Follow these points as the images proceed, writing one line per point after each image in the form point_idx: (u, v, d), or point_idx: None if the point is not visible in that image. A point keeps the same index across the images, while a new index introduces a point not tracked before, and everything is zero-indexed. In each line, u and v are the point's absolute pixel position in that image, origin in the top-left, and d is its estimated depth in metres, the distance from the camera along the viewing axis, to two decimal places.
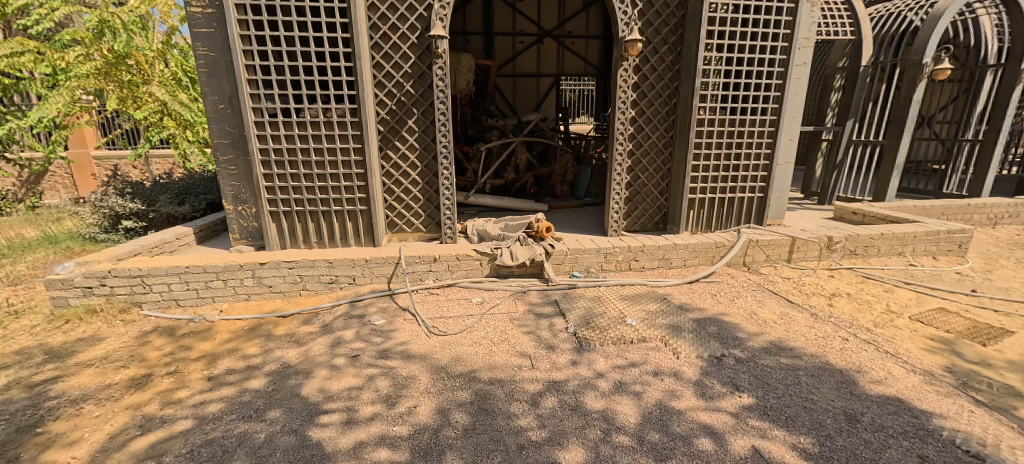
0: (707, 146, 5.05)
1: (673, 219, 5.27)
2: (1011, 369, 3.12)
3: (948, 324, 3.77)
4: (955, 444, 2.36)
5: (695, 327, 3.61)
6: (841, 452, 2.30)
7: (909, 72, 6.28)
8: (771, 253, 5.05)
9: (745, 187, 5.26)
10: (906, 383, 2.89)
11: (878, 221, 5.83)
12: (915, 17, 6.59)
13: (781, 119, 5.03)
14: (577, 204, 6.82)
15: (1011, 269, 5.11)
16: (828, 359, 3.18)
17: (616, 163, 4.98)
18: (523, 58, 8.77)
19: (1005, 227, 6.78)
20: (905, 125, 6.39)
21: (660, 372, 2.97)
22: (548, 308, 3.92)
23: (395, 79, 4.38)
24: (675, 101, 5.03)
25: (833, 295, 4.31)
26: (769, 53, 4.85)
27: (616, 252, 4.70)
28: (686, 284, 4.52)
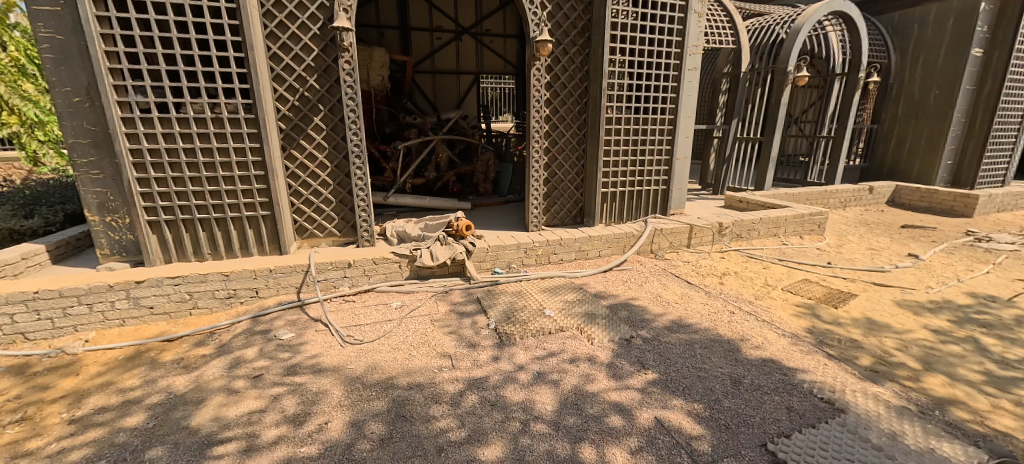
0: (616, 143, 5.39)
1: (588, 213, 5.55)
2: (854, 325, 3.77)
3: (812, 293, 4.43)
4: (813, 393, 2.79)
5: (608, 312, 3.84)
6: (727, 413, 2.61)
7: (779, 78, 7.23)
8: (673, 240, 5.53)
9: (651, 181, 5.72)
10: (778, 346, 3.35)
11: (758, 207, 6.67)
12: (781, 31, 7.56)
13: (678, 119, 5.54)
14: (500, 202, 6.94)
15: (856, 243, 6.15)
16: (719, 331, 3.58)
17: (533, 161, 5.11)
18: (441, 55, 8.62)
19: (851, 208, 8.14)
20: (778, 124, 7.36)
21: (576, 359, 3.13)
22: (470, 306, 3.93)
23: (295, 73, 4.06)
24: (585, 100, 5.28)
25: (724, 274, 4.85)
26: (665, 57, 5.31)
27: (536, 247, 4.84)
28: (600, 273, 4.79)
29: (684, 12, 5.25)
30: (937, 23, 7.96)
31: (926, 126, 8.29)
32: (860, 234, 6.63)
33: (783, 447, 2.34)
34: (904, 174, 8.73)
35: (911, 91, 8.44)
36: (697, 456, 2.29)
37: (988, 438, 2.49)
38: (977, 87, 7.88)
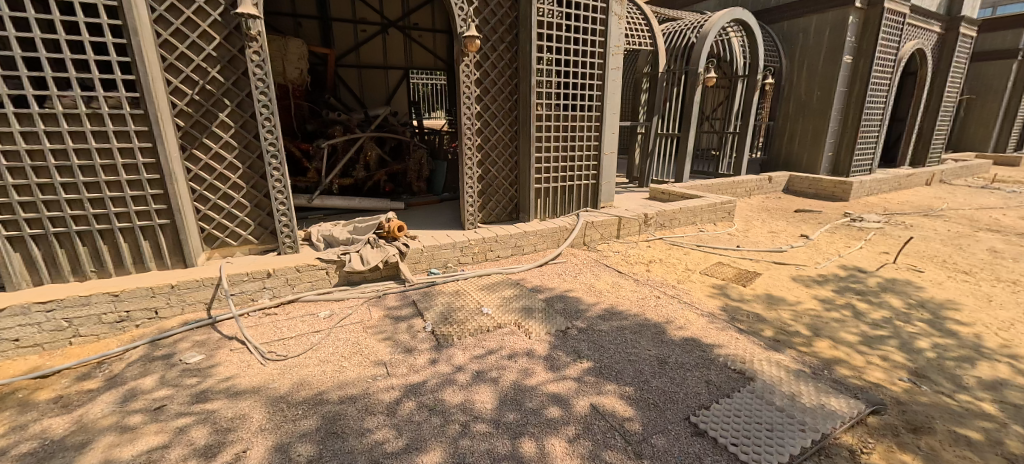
0: (547, 140, 5.50)
1: (523, 208, 5.61)
2: (761, 301, 4.20)
3: (726, 275, 4.85)
4: (729, 367, 3.06)
5: (544, 306, 3.92)
6: (656, 392, 2.77)
7: (693, 78, 7.79)
8: (604, 232, 5.78)
9: (582, 176, 5.92)
10: (698, 325, 3.63)
11: (677, 198, 7.17)
12: (692, 35, 8.15)
13: (604, 115, 5.79)
14: (436, 200, 6.81)
15: (760, 227, 6.84)
16: (647, 315, 3.80)
17: (467, 158, 5.05)
18: (366, 48, 8.22)
19: (755, 197, 9.04)
20: (692, 121, 7.96)
21: (514, 354, 3.15)
22: (406, 310, 3.80)
23: (194, 63, 3.65)
24: (516, 97, 5.31)
25: (650, 262, 5.16)
26: (589, 56, 5.51)
27: (472, 245, 4.80)
28: (537, 267, 4.87)
29: (605, 13, 5.47)
30: (817, 32, 9.04)
31: (812, 123, 9.43)
32: (763, 219, 7.39)
33: (704, 419, 2.54)
34: (796, 164, 9.86)
35: (799, 91, 9.54)
36: (629, 436, 2.41)
37: (865, 389, 2.89)
38: (849, 89, 9.11)
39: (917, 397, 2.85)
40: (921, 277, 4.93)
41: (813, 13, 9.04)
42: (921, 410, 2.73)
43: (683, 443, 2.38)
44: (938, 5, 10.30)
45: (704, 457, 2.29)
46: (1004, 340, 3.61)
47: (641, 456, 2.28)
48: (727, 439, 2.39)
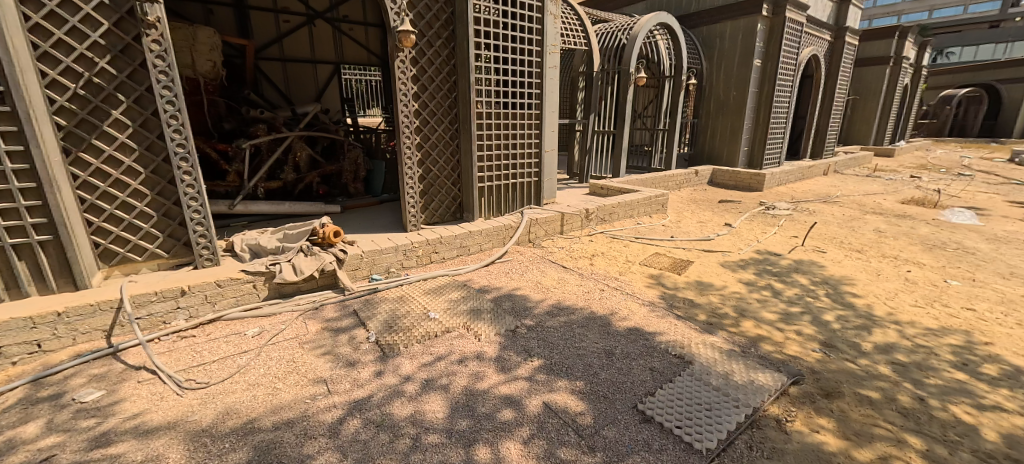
0: (488, 138, 5.44)
1: (467, 208, 5.51)
2: (695, 288, 4.46)
3: (663, 264, 5.09)
4: (671, 353, 3.20)
5: (492, 306, 3.87)
6: (606, 384, 2.83)
7: (625, 78, 8.10)
8: (548, 228, 5.83)
9: (524, 174, 5.94)
10: (641, 315, 3.77)
11: (615, 192, 7.44)
12: (623, 37, 8.46)
13: (544, 114, 5.84)
14: (375, 201, 6.50)
15: (690, 218, 7.28)
16: (592, 308, 3.88)
17: (406, 157, 4.83)
18: (290, 41, 7.64)
19: (685, 189, 9.63)
20: (625, 119, 8.28)
21: (464, 359, 3.07)
22: (346, 321, 3.57)
23: (76, 52, 3.15)
24: (455, 95, 5.18)
25: (593, 256, 5.29)
26: (527, 55, 5.53)
27: (416, 248, 4.63)
28: (483, 267, 4.81)
29: (541, 13, 5.52)
30: (731, 37, 9.77)
31: (730, 120, 10.20)
32: (692, 210, 7.87)
33: (651, 405, 2.62)
34: (718, 158, 10.63)
35: (719, 91, 10.28)
36: (581, 430, 2.43)
37: (787, 362, 3.15)
38: (759, 89, 9.97)
39: (828, 365, 3.16)
40: (825, 257, 5.50)
41: (727, 19, 9.77)
42: (832, 376, 3.02)
43: (631, 431, 2.44)
44: (829, 16, 11.57)
45: (652, 443, 2.37)
46: (890, 308, 4.13)
47: (594, 448, 2.31)
48: (672, 422, 2.49)
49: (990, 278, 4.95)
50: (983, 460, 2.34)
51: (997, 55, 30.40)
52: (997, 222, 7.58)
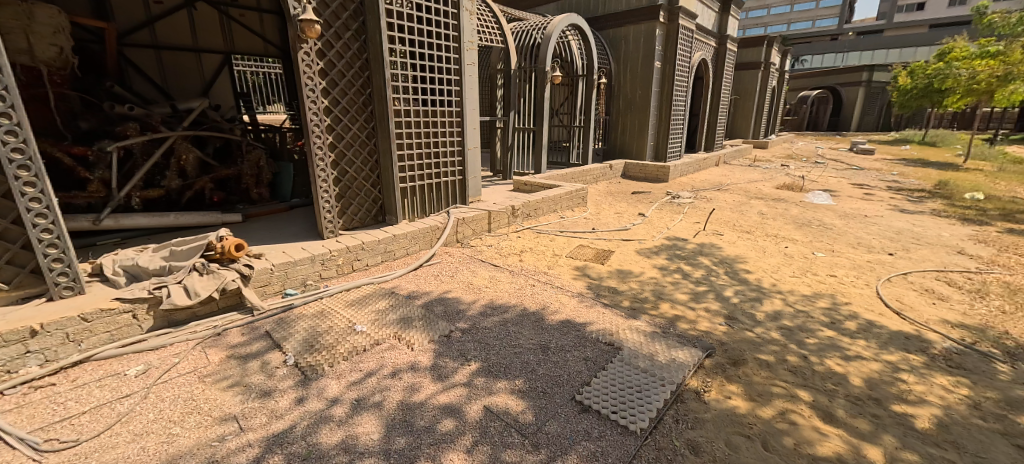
0: (408, 136, 5.20)
1: (389, 210, 5.22)
2: (618, 276, 4.67)
3: (587, 256, 5.27)
4: (603, 341, 3.30)
5: (423, 312, 3.69)
6: (545, 380, 2.82)
7: (540, 76, 8.24)
8: (475, 227, 5.74)
9: (447, 172, 5.79)
10: (572, 307, 3.85)
11: (538, 188, 7.56)
12: (537, 36, 8.62)
13: (464, 111, 5.74)
14: (284, 208, 5.91)
15: (608, 209, 7.65)
16: (525, 304, 3.88)
17: (317, 159, 4.43)
18: (165, 26, 6.62)
19: (601, 182, 10.12)
20: (544, 116, 8.43)
21: (397, 372, 2.88)
22: (256, 345, 3.18)
23: None
24: (369, 91, 4.85)
25: (522, 252, 5.31)
26: (444, 51, 5.38)
27: (335, 256, 4.28)
28: (411, 271, 4.58)
29: (456, 9, 5.41)
30: (635, 40, 10.43)
31: (637, 117, 10.90)
32: (609, 202, 8.29)
33: (588, 395, 2.66)
34: (629, 153, 11.32)
35: (626, 89, 10.94)
36: (524, 429, 2.39)
37: (700, 337, 3.41)
38: (661, 89, 10.80)
39: (733, 336, 3.47)
40: (724, 240, 6.10)
41: (630, 24, 10.42)
42: (737, 345, 3.33)
43: (571, 423, 2.46)
44: (714, 24, 12.89)
45: (592, 431, 2.40)
46: (774, 280, 4.68)
47: (538, 446, 2.29)
48: (608, 408, 2.54)
49: (846, 248, 5.85)
50: (855, 403, 2.71)
51: (838, 63, 36.33)
52: (847, 201, 8.99)
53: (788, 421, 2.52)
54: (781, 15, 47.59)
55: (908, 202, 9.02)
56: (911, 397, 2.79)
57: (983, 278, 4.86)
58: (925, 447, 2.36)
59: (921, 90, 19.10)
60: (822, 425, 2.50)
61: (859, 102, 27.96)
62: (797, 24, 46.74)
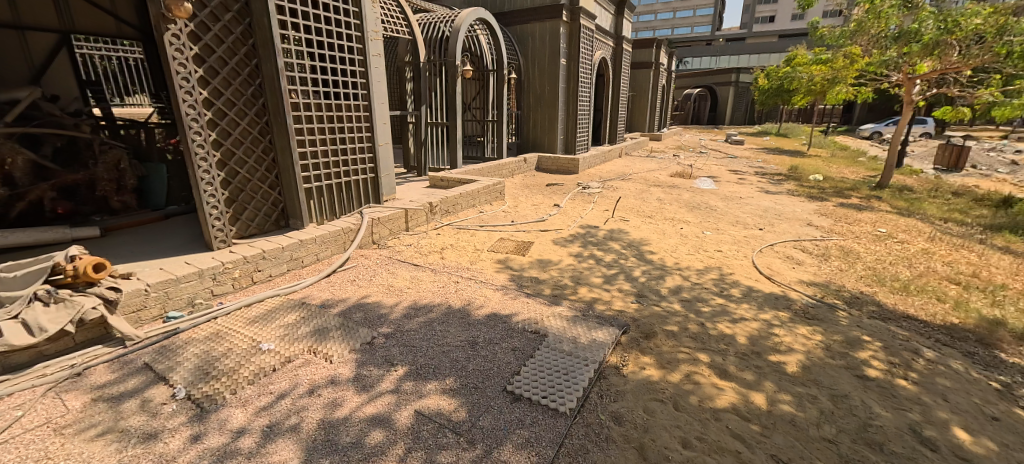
0: (309, 132, 4.80)
1: (293, 213, 4.78)
2: (538, 266, 4.80)
3: (508, 248, 5.33)
4: (528, 329, 3.37)
5: (341, 321, 3.45)
6: (475, 376, 2.80)
7: (451, 70, 8.10)
8: (392, 227, 5.50)
9: (358, 170, 5.47)
10: (496, 300, 3.87)
11: (456, 184, 7.48)
12: (445, 29, 8.48)
13: (372, 105, 5.47)
14: (159, 217, 5.13)
15: (525, 202, 7.82)
16: (450, 302, 3.82)
17: (198, 158, 3.88)
18: None
19: (517, 176, 10.30)
20: (456, 110, 8.30)
21: (314, 389, 2.66)
22: (136, 380, 2.72)
23: None
24: (259, 81, 4.37)
25: (443, 249, 5.21)
26: (346, 40, 5.08)
27: (229, 269, 3.81)
28: (322, 279, 4.25)
29: None
30: (541, 37, 10.73)
31: (547, 112, 11.26)
32: (525, 194, 8.48)
33: (518, 384, 2.69)
34: (541, 146, 11.67)
35: (535, 85, 11.23)
36: (457, 428, 2.36)
37: (616, 316, 3.64)
38: (567, 85, 11.27)
39: (644, 312, 3.76)
40: (630, 225, 6.57)
41: (535, 21, 10.70)
42: (648, 320, 3.61)
43: (503, 414, 2.47)
44: (611, 25, 13.77)
45: (525, 419, 2.43)
46: (674, 258, 5.17)
47: (473, 442, 2.26)
48: (537, 394, 2.59)
49: (729, 227, 6.64)
50: (742, 358, 3.09)
51: (713, 64, 41.04)
52: (726, 185, 10.22)
53: (692, 382, 2.79)
54: (666, 20, 52.40)
55: (771, 185, 10.51)
56: (783, 347, 3.25)
57: (827, 244, 5.84)
58: (796, 388, 2.77)
59: (776, 90, 22.34)
60: (718, 381, 2.81)
61: (731, 99, 31.89)
62: (680, 29, 51.86)
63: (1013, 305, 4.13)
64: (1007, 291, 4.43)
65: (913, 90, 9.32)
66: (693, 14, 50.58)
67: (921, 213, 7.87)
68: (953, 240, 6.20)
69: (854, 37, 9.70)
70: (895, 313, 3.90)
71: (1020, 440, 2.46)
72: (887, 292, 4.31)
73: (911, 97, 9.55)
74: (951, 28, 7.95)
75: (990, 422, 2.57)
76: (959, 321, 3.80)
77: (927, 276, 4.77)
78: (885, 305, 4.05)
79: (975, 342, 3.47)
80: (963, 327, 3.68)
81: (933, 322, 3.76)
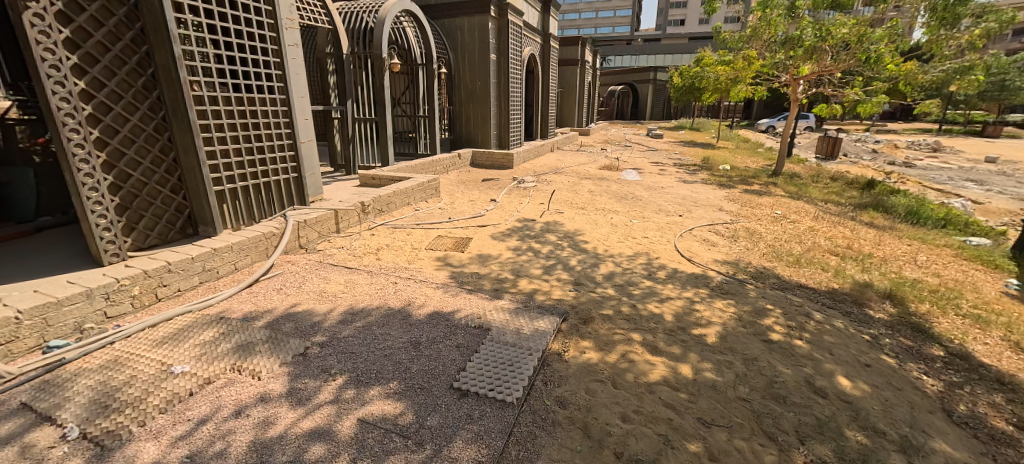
0: (217, 128, 4.36)
1: (203, 219, 4.33)
2: (478, 261, 4.84)
3: (447, 245, 5.31)
4: (470, 325, 3.39)
5: (268, 333, 3.20)
6: (420, 376, 2.75)
7: (377, 63, 7.80)
8: (320, 229, 5.21)
9: (277, 170, 5.11)
10: (437, 298, 3.85)
11: (389, 182, 7.26)
12: (369, 20, 8.18)
13: (290, 99, 5.14)
14: (30, 230, 4.42)
15: (461, 198, 7.79)
16: (389, 304, 3.73)
17: (77, 159, 3.31)
18: None
19: (452, 172, 10.20)
20: (385, 105, 8.01)
21: (240, 409, 2.43)
22: (10, 424, 2.29)
23: None
24: (153, 71, 3.88)
25: (378, 250, 5.05)
26: (256, 28, 4.73)
27: (126, 286, 3.36)
28: (243, 289, 3.91)
29: None
30: (469, 32, 10.68)
31: (479, 108, 11.26)
32: (461, 190, 8.44)
33: (464, 380, 2.68)
34: (474, 142, 11.65)
35: (466, 79, 11.17)
36: (404, 430, 2.29)
37: (555, 305, 3.78)
38: (497, 80, 11.34)
39: (580, 299, 3.95)
40: (565, 217, 6.82)
41: (464, 15, 10.62)
42: (585, 306, 3.80)
43: (452, 411, 2.45)
44: (538, 22, 14.05)
45: (474, 413, 2.43)
46: (606, 246, 5.47)
47: (422, 443, 2.21)
48: (484, 388, 2.60)
49: (653, 215, 7.14)
50: (670, 334, 3.38)
51: (632, 63, 43.52)
52: (649, 176, 10.94)
53: (628, 361, 3.00)
54: (589, 19, 54.53)
55: (687, 174, 11.44)
56: (703, 321, 3.59)
57: (735, 227, 6.50)
58: (715, 356, 3.09)
59: (688, 87, 24.22)
60: (650, 358, 3.06)
61: (650, 96, 34.06)
62: (602, 28, 54.28)
63: (878, 270, 4.92)
64: (873, 259, 5.25)
65: (798, 90, 10.58)
66: (614, 15, 53.18)
67: (808, 196, 9.04)
68: (832, 219, 7.19)
69: (750, 42, 10.85)
70: (791, 283, 4.47)
71: (886, 381, 2.96)
72: (784, 266, 4.92)
73: (796, 96, 10.80)
74: (825, 36, 9.25)
75: (864, 369, 3.07)
76: (839, 286, 4.45)
77: (814, 250, 5.52)
78: (783, 277, 4.62)
79: (850, 303, 4.10)
80: (842, 292, 4.32)
81: (820, 289, 4.37)
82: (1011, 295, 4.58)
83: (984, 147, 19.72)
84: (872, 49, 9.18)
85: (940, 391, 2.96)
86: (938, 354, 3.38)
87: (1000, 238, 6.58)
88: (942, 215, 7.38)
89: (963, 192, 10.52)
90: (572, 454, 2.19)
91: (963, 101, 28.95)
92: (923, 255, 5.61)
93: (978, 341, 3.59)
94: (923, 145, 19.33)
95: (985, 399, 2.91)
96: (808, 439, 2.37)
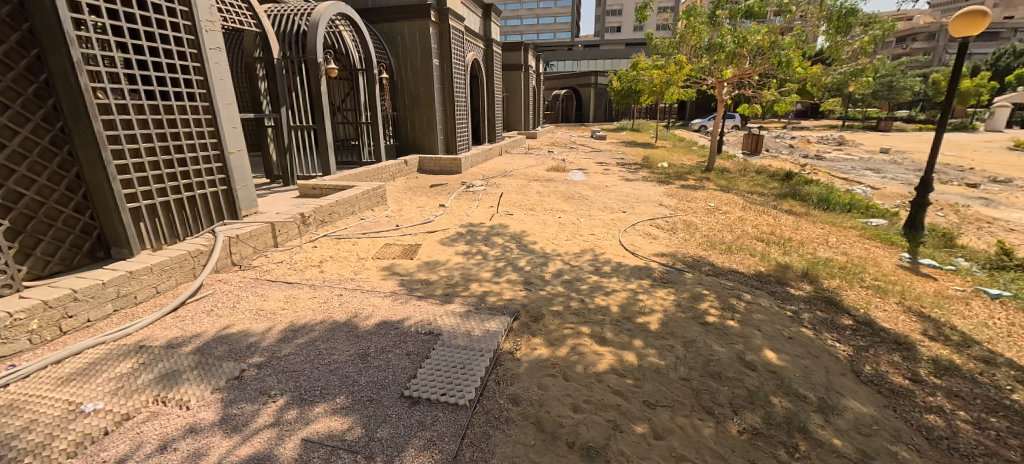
0: (128, 138, 3.98)
1: (117, 241, 3.94)
2: (427, 268, 4.78)
3: (395, 253, 5.20)
4: (421, 332, 3.33)
5: (197, 359, 2.95)
6: (369, 389, 2.65)
7: (313, 68, 7.50)
8: (256, 244, 4.91)
9: (202, 183, 4.75)
10: (386, 307, 3.75)
11: (331, 191, 6.98)
12: (301, 22, 7.82)
13: (213, 105, 4.80)
14: None
15: (409, 205, 7.64)
16: (334, 317, 3.58)
17: None
18: None
19: (399, 179, 9.97)
20: (323, 112, 7.72)
21: (166, 444, 2.22)
22: None
23: None
24: (44, 77, 3.49)
25: (321, 262, 4.84)
26: (171, 29, 4.40)
27: (22, 321, 2.98)
28: (166, 314, 3.59)
29: None
30: (410, 36, 10.55)
31: (424, 113, 11.13)
32: (408, 197, 8.29)
33: (414, 387, 2.62)
34: (420, 147, 11.49)
35: (409, 85, 11.00)
36: (353, 446, 2.21)
37: (506, 305, 3.81)
38: (441, 84, 11.26)
39: (531, 297, 4.01)
40: (514, 219, 6.88)
41: (404, 20, 10.46)
42: (535, 304, 3.86)
43: (402, 420, 2.39)
44: (479, 26, 14.05)
45: (425, 420, 2.39)
46: (554, 245, 5.58)
47: (371, 456, 2.14)
48: (436, 393, 2.57)
49: (599, 212, 7.40)
50: (616, 324, 3.52)
51: (575, 67, 44.80)
52: (595, 176, 11.33)
53: (577, 353, 3.08)
54: (530, 25, 55.51)
55: (629, 173, 11.94)
56: (646, 309, 3.78)
57: (673, 220, 6.88)
58: (658, 341, 3.26)
59: (627, 90, 25.35)
60: (598, 348, 3.17)
61: (592, 100, 35.30)
62: (543, 33, 55.55)
63: (797, 252, 5.41)
64: (792, 242, 5.78)
65: (722, 91, 11.37)
66: (555, 21, 54.60)
67: (736, 189, 9.78)
68: (758, 208, 7.82)
69: (679, 47, 11.45)
70: (724, 269, 4.81)
71: (806, 351, 3.26)
72: (718, 254, 5.27)
73: (722, 97, 11.64)
74: (742, 42, 9.93)
75: (788, 341, 3.36)
76: (765, 269, 4.84)
77: (743, 237, 5.97)
78: (716, 264, 4.96)
79: (775, 283, 4.49)
80: (768, 274, 4.70)
81: (748, 273, 4.74)
82: (904, 267, 5.22)
83: (880, 140, 22.26)
84: (781, 54, 10.05)
85: (850, 355, 3.31)
86: (848, 322, 3.77)
87: (895, 218, 7.47)
88: (847, 201, 8.23)
89: (864, 180, 11.85)
90: (526, 449, 2.21)
91: (860, 101, 32.62)
92: (834, 236, 6.23)
93: (879, 308, 4.06)
94: (831, 140, 21.50)
95: (886, 358, 3.29)
96: (741, 410, 2.56)
